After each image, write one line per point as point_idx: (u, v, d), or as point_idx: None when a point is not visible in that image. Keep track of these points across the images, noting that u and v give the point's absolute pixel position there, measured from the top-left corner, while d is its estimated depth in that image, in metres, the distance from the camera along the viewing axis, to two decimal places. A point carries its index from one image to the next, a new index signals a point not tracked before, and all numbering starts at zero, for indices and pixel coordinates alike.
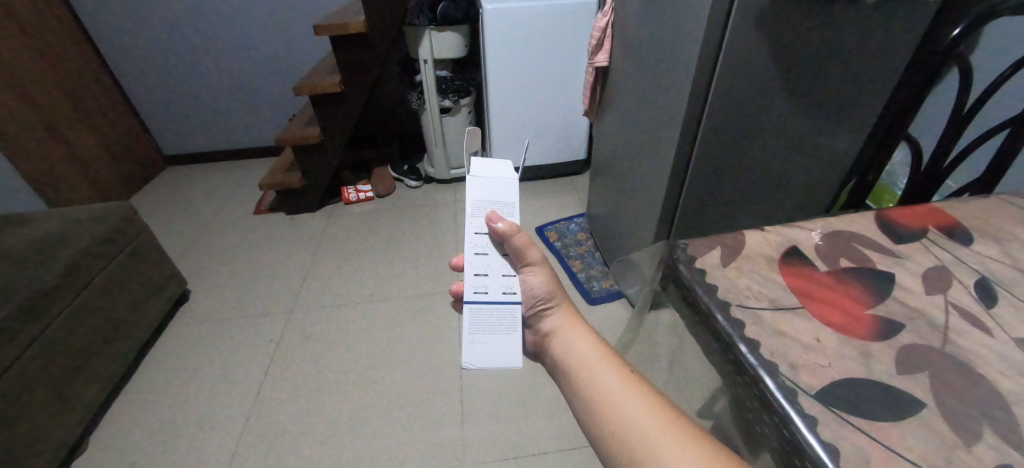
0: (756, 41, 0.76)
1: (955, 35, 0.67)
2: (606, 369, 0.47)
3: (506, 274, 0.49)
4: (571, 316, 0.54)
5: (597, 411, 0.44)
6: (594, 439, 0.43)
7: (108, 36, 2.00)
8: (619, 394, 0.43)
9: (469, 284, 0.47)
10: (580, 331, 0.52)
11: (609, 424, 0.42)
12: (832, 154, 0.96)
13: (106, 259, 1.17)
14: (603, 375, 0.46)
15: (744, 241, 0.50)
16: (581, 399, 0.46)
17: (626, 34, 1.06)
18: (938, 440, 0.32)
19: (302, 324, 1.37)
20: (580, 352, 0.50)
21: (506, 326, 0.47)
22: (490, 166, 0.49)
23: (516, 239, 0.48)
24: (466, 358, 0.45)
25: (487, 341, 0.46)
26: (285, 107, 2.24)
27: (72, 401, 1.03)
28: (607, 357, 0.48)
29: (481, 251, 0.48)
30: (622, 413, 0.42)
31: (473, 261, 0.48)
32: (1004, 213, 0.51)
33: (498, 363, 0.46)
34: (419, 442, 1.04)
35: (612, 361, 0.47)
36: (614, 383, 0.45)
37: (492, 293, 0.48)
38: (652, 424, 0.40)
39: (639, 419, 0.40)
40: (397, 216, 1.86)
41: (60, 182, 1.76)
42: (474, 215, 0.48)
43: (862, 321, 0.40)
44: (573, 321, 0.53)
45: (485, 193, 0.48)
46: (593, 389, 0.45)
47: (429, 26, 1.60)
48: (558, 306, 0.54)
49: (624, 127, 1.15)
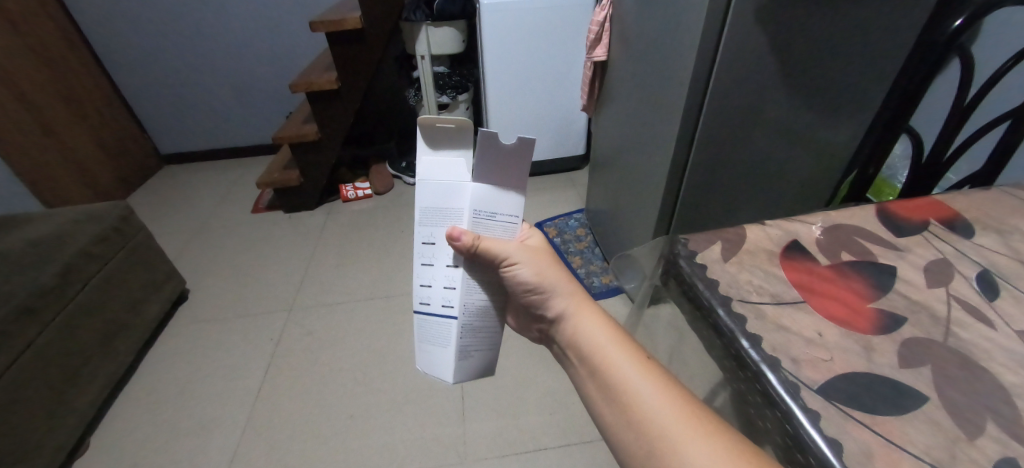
0: (756, 34, 0.75)
1: (957, 26, 0.66)
2: (624, 358, 0.44)
3: (448, 285, 0.47)
4: (580, 300, 0.50)
5: (614, 404, 0.42)
6: (611, 431, 0.42)
7: (102, 34, 1.98)
8: (637, 387, 0.41)
9: (414, 296, 0.47)
10: (592, 314, 0.49)
11: (629, 418, 0.40)
12: (832, 147, 0.96)
13: (103, 260, 1.17)
14: (618, 365, 0.43)
15: (745, 236, 0.50)
16: (599, 390, 0.44)
17: (624, 28, 1.05)
18: (941, 434, 0.31)
19: (303, 321, 1.37)
20: (590, 340, 0.47)
21: (442, 341, 0.48)
22: (444, 164, 0.42)
23: (483, 245, 0.45)
24: (417, 361, 0.50)
25: (428, 351, 0.49)
26: (281, 104, 2.23)
27: (73, 400, 1.04)
28: (623, 344, 0.45)
29: (426, 262, 0.46)
30: (641, 408, 0.39)
31: (416, 271, 0.47)
32: (1005, 204, 0.51)
33: (434, 370, 0.49)
34: (421, 438, 1.04)
35: (629, 349, 0.45)
36: (632, 373, 0.42)
37: (432, 306, 0.47)
38: (672, 419, 0.38)
39: (658, 414, 0.38)
40: (396, 214, 1.85)
41: (57, 182, 1.75)
42: (424, 223, 0.44)
43: (863, 315, 0.40)
44: (582, 305, 0.50)
45: (442, 199, 0.44)
46: (610, 379, 0.43)
47: (425, 22, 1.58)
48: (562, 290, 0.50)
49: (623, 122, 1.15)
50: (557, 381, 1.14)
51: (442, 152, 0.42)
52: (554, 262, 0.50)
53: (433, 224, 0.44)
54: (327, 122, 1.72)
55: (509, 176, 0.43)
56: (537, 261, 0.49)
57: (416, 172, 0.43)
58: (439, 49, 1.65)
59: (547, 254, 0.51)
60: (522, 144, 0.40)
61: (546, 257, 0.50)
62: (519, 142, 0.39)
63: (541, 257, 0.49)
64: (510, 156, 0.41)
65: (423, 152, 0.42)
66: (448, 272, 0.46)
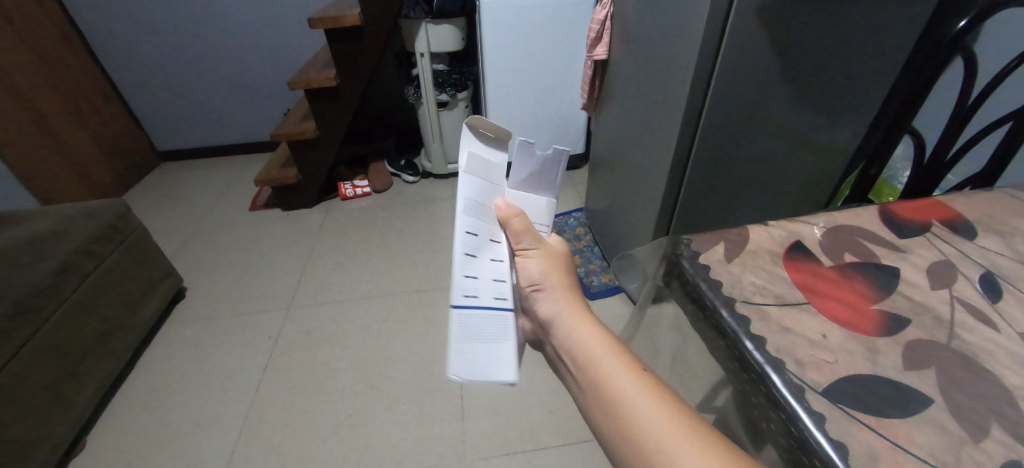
0: (758, 33, 0.75)
1: (961, 27, 0.66)
2: (616, 363, 0.43)
3: (495, 278, 0.47)
4: (574, 305, 0.50)
5: (602, 405, 0.41)
6: (602, 433, 0.41)
7: (98, 29, 1.96)
8: (630, 392, 0.40)
9: (459, 288, 0.44)
10: (582, 316, 0.49)
11: (615, 418, 0.40)
12: (832, 147, 0.96)
13: (99, 258, 1.16)
14: (605, 366, 0.43)
15: (747, 236, 0.50)
16: (587, 393, 0.43)
17: (625, 27, 1.04)
18: (946, 436, 0.31)
19: (302, 319, 1.37)
20: (579, 342, 0.46)
21: (496, 335, 0.45)
22: (486, 163, 0.48)
23: (518, 230, 0.49)
24: (455, 369, 0.43)
25: (476, 352, 0.44)
26: (279, 101, 2.21)
27: (69, 399, 1.03)
28: (612, 345, 0.45)
29: (471, 253, 0.46)
30: (628, 408, 0.39)
31: (461, 263, 0.45)
32: (1006, 206, 0.51)
33: (486, 374, 0.43)
34: (420, 437, 1.04)
35: (622, 355, 0.44)
36: (619, 374, 0.42)
37: (482, 298, 0.45)
38: (659, 419, 0.37)
39: (645, 414, 0.38)
40: (394, 212, 1.85)
41: (52, 178, 1.73)
42: (467, 213, 0.47)
43: (868, 316, 0.40)
44: (574, 307, 0.50)
45: (483, 193, 0.48)
46: (596, 378, 0.43)
47: (424, 19, 1.57)
48: (555, 292, 0.51)
49: (623, 121, 1.15)
50: (557, 379, 1.14)
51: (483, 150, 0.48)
52: (556, 263, 0.53)
53: (477, 219, 0.47)
54: (325, 120, 1.71)
55: (543, 184, 0.50)
56: (545, 258, 0.52)
57: (462, 165, 0.47)
58: (439, 47, 1.64)
59: (554, 254, 0.53)
60: (559, 157, 0.47)
61: (551, 258, 0.52)
62: (557, 154, 0.46)
63: (543, 256, 0.52)
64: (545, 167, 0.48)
65: (466, 147, 0.47)
66: (491, 265, 0.48)
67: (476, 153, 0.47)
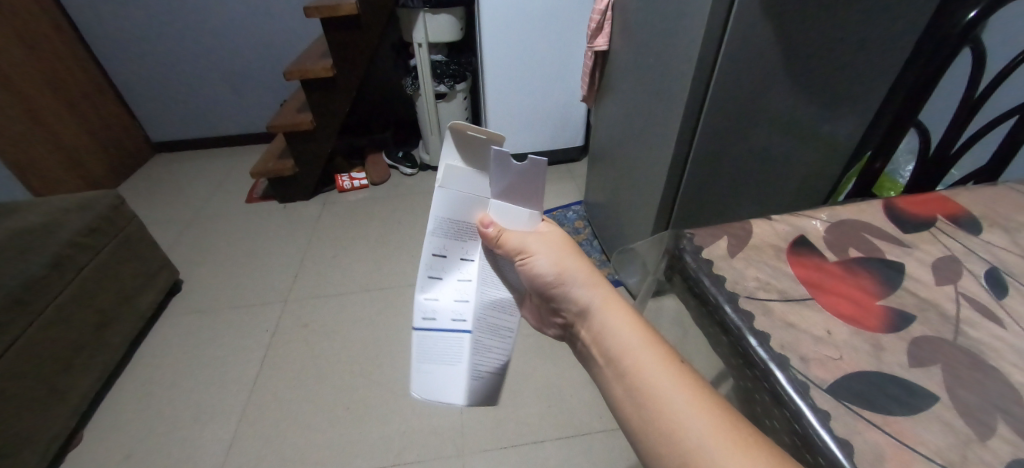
0: (764, 24, 0.73)
1: (972, 18, 0.65)
2: (651, 358, 0.41)
3: (458, 298, 0.47)
4: (603, 295, 0.47)
5: (635, 401, 0.40)
6: (631, 426, 0.40)
7: (88, 17, 1.92)
8: (667, 388, 0.38)
9: (418, 310, 0.46)
10: (616, 306, 0.46)
11: (650, 411, 0.38)
12: (834, 140, 0.95)
13: (93, 251, 1.14)
14: (642, 358, 0.41)
15: (751, 231, 0.49)
16: (619, 385, 0.42)
17: (627, 17, 1.02)
18: (952, 435, 0.31)
19: (299, 313, 1.36)
20: (612, 335, 0.44)
21: (451, 357, 0.46)
22: (467, 176, 0.44)
23: (505, 244, 0.47)
24: (414, 386, 0.45)
25: (431, 372, 0.45)
26: (275, 91, 2.18)
27: (65, 392, 1.02)
28: (648, 335, 0.43)
29: (435, 275, 0.47)
30: (665, 403, 0.37)
31: (422, 285, 0.47)
32: (1011, 200, 0.51)
33: (439, 395, 0.45)
34: (420, 430, 1.04)
35: (657, 349, 0.42)
36: (655, 366, 0.40)
37: (439, 320, 0.46)
38: (699, 415, 0.36)
39: (684, 410, 0.36)
40: (392, 204, 1.83)
41: (46, 170, 1.71)
42: (436, 234, 0.46)
43: (873, 312, 0.40)
44: (608, 296, 0.47)
45: (458, 210, 0.46)
46: (629, 371, 0.41)
47: (422, 8, 1.54)
48: (580, 283, 0.48)
49: (624, 113, 1.13)
50: (556, 372, 1.14)
51: (462, 165, 0.44)
52: (571, 254, 0.49)
53: (446, 238, 0.47)
54: (323, 111, 1.69)
55: (524, 196, 0.45)
56: (555, 252, 0.49)
57: (437, 179, 0.44)
58: (437, 37, 1.62)
59: (568, 244, 0.50)
60: (538, 168, 0.41)
61: (564, 248, 0.49)
62: (535, 165, 0.40)
63: (553, 247, 0.49)
64: (523, 173, 0.42)
65: (447, 161, 0.43)
66: (461, 283, 0.48)
67: (455, 168, 0.43)
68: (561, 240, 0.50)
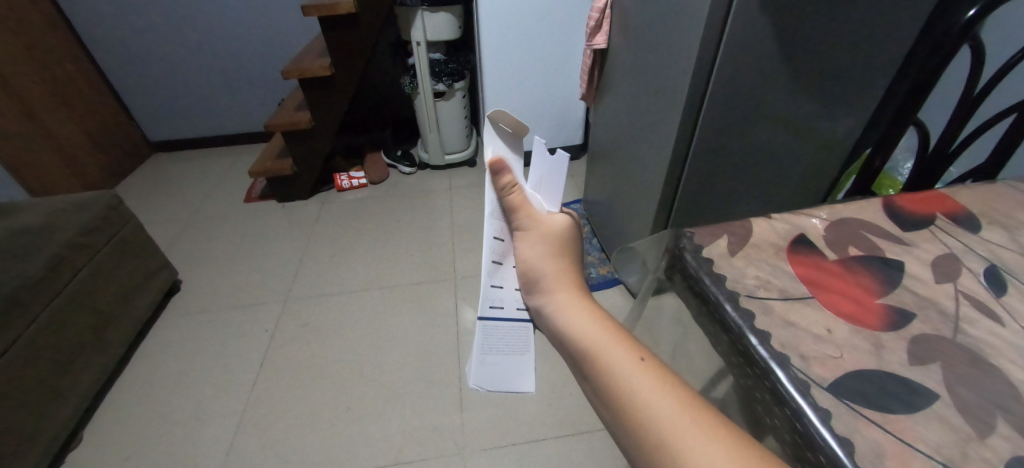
0: (763, 23, 0.73)
1: (970, 16, 0.65)
2: (614, 355, 0.37)
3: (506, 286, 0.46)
4: (563, 291, 0.43)
5: (608, 406, 0.36)
6: (612, 431, 0.36)
7: (84, 16, 1.90)
8: (631, 385, 0.34)
9: (486, 298, 0.44)
10: (576, 303, 0.42)
11: (622, 415, 0.34)
12: (833, 138, 0.95)
13: (92, 252, 1.14)
14: (606, 356, 0.37)
15: (751, 229, 0.49)
16: (591, 388, 0.38)
17: (626, 15, 1.02)
18: (952, 433, 0.31)
19: (299, 312, 1.36)
20: (571, 334, 0.40)
21: (519, 346, 0.45)
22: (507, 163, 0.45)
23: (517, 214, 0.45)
24: (476, 378, 0.42)
25: (499, 363, 0.43)
26: (273, 90, 2.17)
27: (64, 393, 1.02)
28: (613, 331, 0.39)
29: (497, 260, 0.46)
30: (634, 402, 0.33)
31: (489, 272, 0.45)
32: (1010, 198, 0.51)
33: (510, 386, 0.43)
34: (420, 429, 1.04)
35: (620, 345, 0.38)
36: (619, 364, 0.36)
37: (507, 309, 0.45)
38: (670, 413, 0.32)
39: (652, 408, 0.32)
40: (391, 203, 1.83)
41: (43, 170, 1.70)
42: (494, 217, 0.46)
43: (872, 310, 0.40)
44: (568, 294, 0.43)
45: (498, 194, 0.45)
46: (596, 372, 0.37)
47: (421, 7, 1.53)
48: (547, 280, 0.44)
49: (623, 112, 1.13)
50: (556, 370, 1.14)
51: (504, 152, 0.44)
52: (553, 244, 0.44)
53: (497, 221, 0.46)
54: (321, 110, 1.68)
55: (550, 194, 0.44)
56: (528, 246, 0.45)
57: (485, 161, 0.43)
58: (435, 35, 1.61)
59: (559, 236, 0.45)
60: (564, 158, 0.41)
61: (547, 239, 0.44)
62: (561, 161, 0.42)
63: (538, 235, 0.44)
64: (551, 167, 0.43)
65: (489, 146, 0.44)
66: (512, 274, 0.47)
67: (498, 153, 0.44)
68: (558, 231, 0.45)
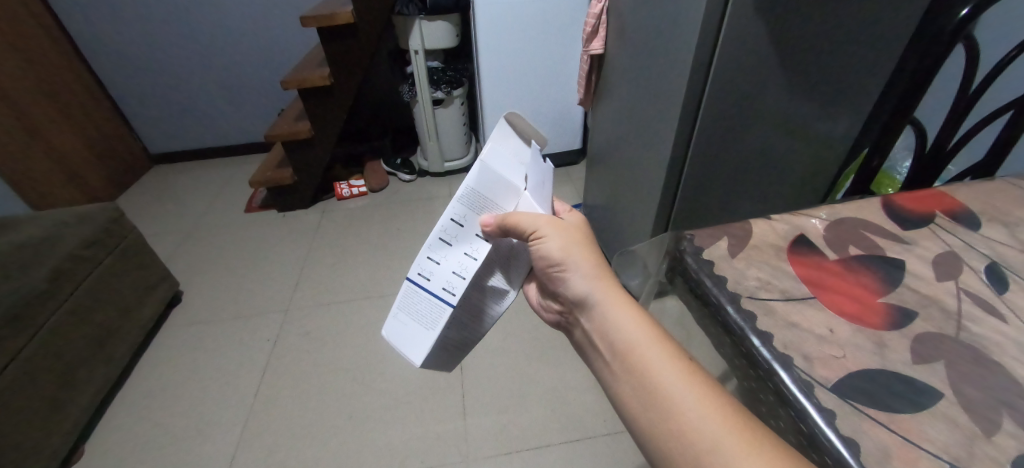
0: (757, 26, 0.74)
1: (964, 16, 0.66)
2: (656, 354, 0.40)
3: (455, 271, 0.51)
4: (607, 283, 0.46)
5: (645, 400, 0.38)
6: (643, 422, 0.39)
7: (86, 32, 1.93)
8: (673, 386, 0.37)
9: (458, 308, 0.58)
10: (619, 297, 0.45)
11: (659, 411, 0.37)
12: (830, 139, 0.95)
13: (92, 264, 1.14)
14: (644, 351, 0.40)
15: (751, 231, 0.49)
16: (625, 380, 0.41)
17: (621, 22, 1.04)
18: (959, 431, 0.31)
19: (300, 323, 1.35)
20: (615, 328, 0.43)
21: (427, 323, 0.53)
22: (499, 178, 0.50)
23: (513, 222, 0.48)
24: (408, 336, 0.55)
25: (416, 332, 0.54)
26: (273, 101, 2.19)
27: (65, 407, 1.01)
28: (654, 331, 0.41)
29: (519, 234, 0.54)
30: (673, 399, 0.36)
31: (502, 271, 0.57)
32: (1008, 195, 0.51)
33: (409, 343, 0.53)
34: (423, 438, 1.03)
35: (663, 344, 0.40)
36: (661, 362, 0.39)
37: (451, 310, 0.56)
38: (709, 411, 0.35)
39: (691, 405, 0.35)
40: (391, 211, 1.83)
41: (42, 184, 1.70)
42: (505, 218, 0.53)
43: (874, 310, 0.40)
44: (612, 287, 0.46)
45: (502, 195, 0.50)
46: (635, 368, 0.40)
47: (419, 15, 1.56)
48: (583, 273, 0.47)
49: (620, 117, 1.14)
50: (558, 375, 1.14)
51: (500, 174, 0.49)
52: (582, 237, 0.50)
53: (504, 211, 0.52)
54: (321, 119, 1.69)
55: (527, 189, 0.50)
56: (566, 237, 0.49)
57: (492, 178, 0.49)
58: (433, 44, 1.62)
59: (583, 235, 0.51)
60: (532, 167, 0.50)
61: (571, 233, 0.50)
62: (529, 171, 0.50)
63: (561, 230, 0.49)
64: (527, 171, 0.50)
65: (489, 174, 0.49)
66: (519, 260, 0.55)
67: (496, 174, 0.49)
68: (582, 231, 0.51)
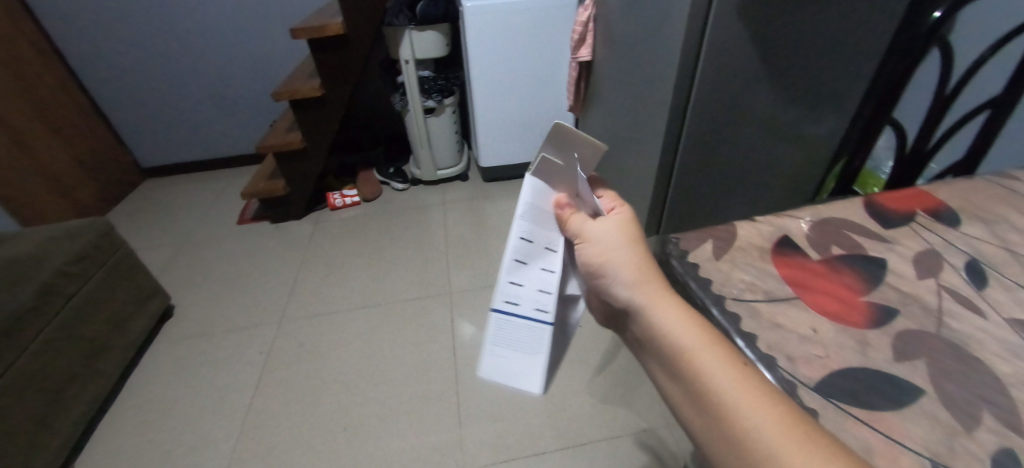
0: (739, 31, 0.75)
1: (937, 18, 0.67)
2: (709, 358, 0.34)
3: (542, 288, 0.46)
4: (653, 285, 0.41)
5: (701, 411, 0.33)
6: (701, 437, 0.34)
7: (77, 47, 1.93)
8: (729, 392, 0.32)
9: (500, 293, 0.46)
10: (664, 298, 0.39)
11: (715, 420, 0.32)
12: (816, 140, 0.97)
13: (82, 280, 1.13)
14: (697, 355, 0.35)
15: (736, 233, 0.50)
16: (678, 388, 0.36)
17: (608, 29, 1.05)
18: (939, 428, 0.31)
19: (293, 335, 1.34)
20: (663, 333, 0.37)
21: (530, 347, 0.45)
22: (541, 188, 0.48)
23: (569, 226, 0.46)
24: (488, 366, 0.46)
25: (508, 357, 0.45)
26: (265, 112, 2.19)
27: (53, 424, 1.00)
28: (705, 332, 0.36)
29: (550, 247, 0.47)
30: (731, 406, 0.31)
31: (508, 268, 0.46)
32: (987, 193, 0.52)
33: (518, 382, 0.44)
34: (418, 447, 1.02)
35: (716, 347, 0.35)
36: (714, 366, 0.34)
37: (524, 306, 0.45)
38: (775, 421, 0.30)
39: (752, 415, 0.30)
40: (385, 220, 1.83)
41: (31, 199, 1.69)
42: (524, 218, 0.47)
43: (857, 309, 0.40)
44: (655, 290, 0.40)
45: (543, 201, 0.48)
46: (687, 374, 0.35)
47: (409, 26, 1.56)
48: (623, 274, 0.41)
49: (609, 122, 1.15)
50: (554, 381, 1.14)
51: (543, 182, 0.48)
52: (632, 235, 0.44)
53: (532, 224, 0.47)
54: (313, 129, 1.69)
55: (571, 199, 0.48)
56: (614, 236, 0.44)
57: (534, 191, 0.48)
58: (423, 53, 1.64)
59: (626, 233, 0.44)
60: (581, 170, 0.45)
61: (619, 232, 0.44)
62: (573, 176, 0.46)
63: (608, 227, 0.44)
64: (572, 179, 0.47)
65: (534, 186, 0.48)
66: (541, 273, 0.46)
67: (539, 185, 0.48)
68: (625, 228, 0.45)
